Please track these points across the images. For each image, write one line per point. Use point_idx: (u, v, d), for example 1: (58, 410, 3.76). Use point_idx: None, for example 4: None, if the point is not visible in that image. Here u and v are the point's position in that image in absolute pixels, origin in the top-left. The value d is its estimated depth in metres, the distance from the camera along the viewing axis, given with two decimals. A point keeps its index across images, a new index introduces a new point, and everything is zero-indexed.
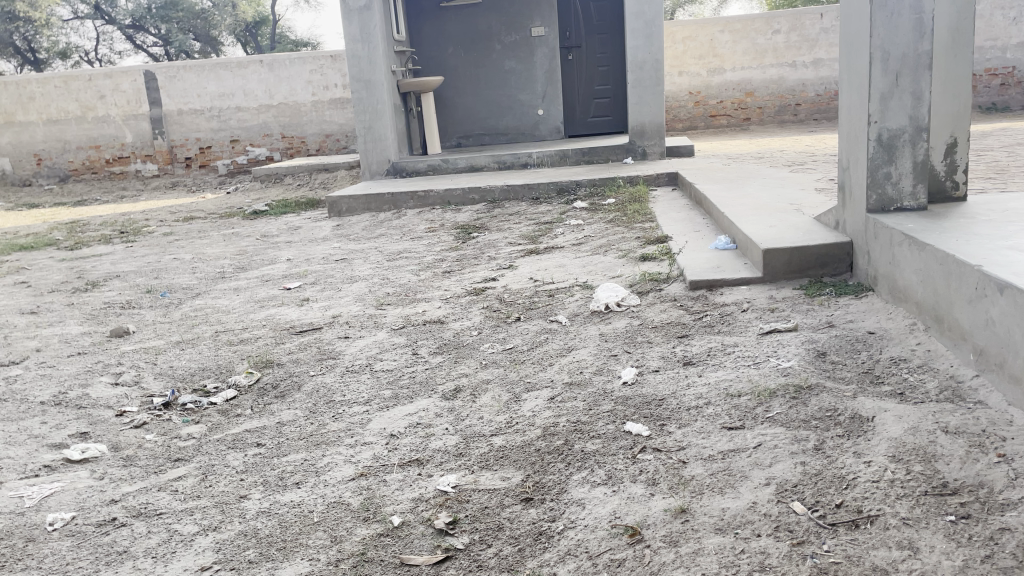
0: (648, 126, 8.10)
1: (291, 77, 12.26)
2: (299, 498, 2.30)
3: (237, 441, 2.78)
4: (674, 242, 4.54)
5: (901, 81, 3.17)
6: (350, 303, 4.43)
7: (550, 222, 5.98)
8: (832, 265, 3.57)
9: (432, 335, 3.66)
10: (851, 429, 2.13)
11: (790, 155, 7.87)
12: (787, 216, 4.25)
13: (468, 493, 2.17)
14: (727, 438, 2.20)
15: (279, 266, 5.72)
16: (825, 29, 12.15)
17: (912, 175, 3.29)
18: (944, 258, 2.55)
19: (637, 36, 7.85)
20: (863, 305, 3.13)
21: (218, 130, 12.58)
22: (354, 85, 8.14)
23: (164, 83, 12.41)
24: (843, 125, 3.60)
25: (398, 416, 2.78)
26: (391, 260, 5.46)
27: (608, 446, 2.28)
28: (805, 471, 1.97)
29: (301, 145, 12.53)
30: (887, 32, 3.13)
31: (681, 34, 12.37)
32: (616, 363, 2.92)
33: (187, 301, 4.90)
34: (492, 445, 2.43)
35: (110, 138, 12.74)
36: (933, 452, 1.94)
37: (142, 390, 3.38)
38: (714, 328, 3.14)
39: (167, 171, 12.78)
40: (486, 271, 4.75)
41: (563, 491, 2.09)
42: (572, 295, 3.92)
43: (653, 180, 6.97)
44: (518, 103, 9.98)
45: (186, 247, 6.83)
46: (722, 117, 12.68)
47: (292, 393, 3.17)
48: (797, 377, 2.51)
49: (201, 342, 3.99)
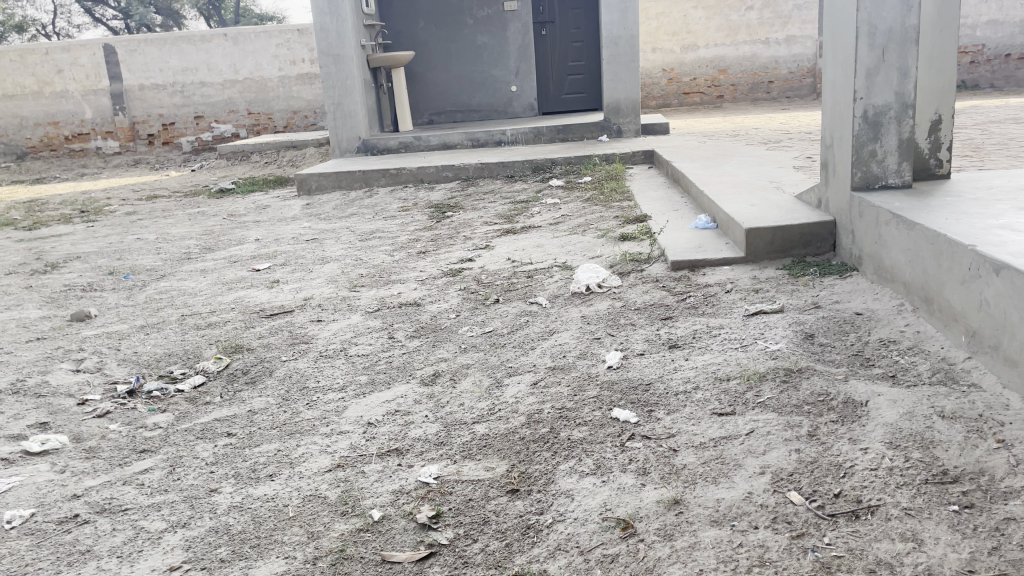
0: (623, 104, 8.01)
1: (256, 52, 11.95)
2: (273, 491, 2.20)
3: (206, 430, 2.67)
4: (653, 221, 4.46)
5: (887, 56, 3.10)
6: (321, 284, 4.30)
7: (526, 201, 5.87)
8: (815, 244, 3.52)
9: (408, 318, 3.56)
10: (845, 415, 2.08)
11: (766, 132, 7.84)
12: (768, 195, 4.19)
13: (451, 485, 2.08)
14: (718, 424, 2.14)
15: (247, 246, 5.55)
16: (798, 5, 12.11)
17: (897, 153, 3.24)
18: (935, 237, 2.49)
19: (611, 11, 7.71)
20: (848, 285, 3.09)
21: (181, 106, 12.25)
22: (322, 59, 7.91)
23: (124, 57, 12.04)
24: (827, 101, 3.53)
25: (375, 403, 2.68)
26: (363, 239, 5.34)
27: (595, 434, 2.20)
28: (800, 459, 1.90)
29: (268, 122, 12.25)
30: (875, 5, 3.05)
31: (655, 10, 12.29)
32: (600, 346, 2.85)
33: (151, 283, 4.73)
34: (474, 434, 2.35)
35: (68, 114, 12.35)
36: (931, 439, 1.89)
37: (105, 377, 3.24)
38: (698, 310, 3.08)
39: (129, 148, 12.42)
40: (461, 251, 4.64)
41: (550, 482, 2.01)
42: (551, 276, 3.83)
43: (629, 158, 6.89)
44: (491, 79, 9.84)
45: (150, 227, 6.62)
46: (695, 94, 12.62)
47: (263, 379, 3.06)
48: (787, 360, 2.45)
49: (166, 327, 3.84)
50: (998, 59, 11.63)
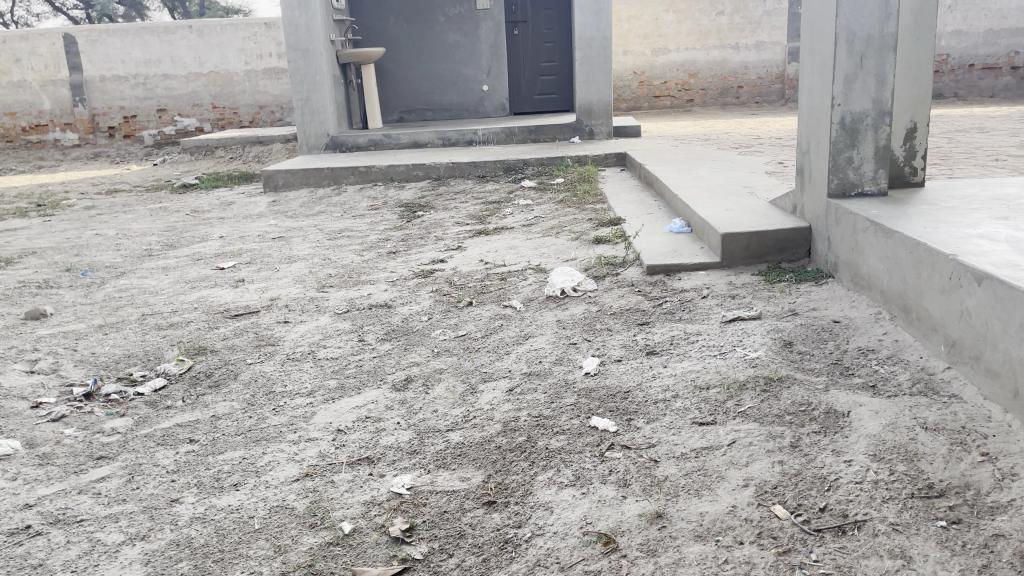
0: (596, 105, 7.98)
1: (222, 45, 11.74)
2: (237, 502, 2.11)
3: (167, 436, 2.56)
4: (628, 225, 4.43)
5: (865, 62, 3.09)
6: (289, 284, 4.19)
7: (498, 201, 5.81)
8: (790, 251, 3.51)
9: (378, 320, 3.47)
10: (827, 426, 2.04)
11: (737, 137, 7.86)
12: (742, 200, 4.17)
13: (425, 496, 2.01)
14: (699, 435, 2.09)
15: (211, 244, 5.41)
16: (768, 11, 12.21)
17: (874, 160, 3.23)
18: (914, 246, 2.47)
19: (585, 12, 7.68)
20: (825, 292, 3.07)
21: (143, 98, 11.97)
22: (290, 54, 7.76)
23: (85, 48, 11.73)
24: (803, 107, 3.52)
25: (345, 409, 2.60)
26: (332, 238, 5.23)
27: (573, 443, 2.15)
28: (784, 471, 1.86)
29: (233, 117, 12.04)
30: (854, 11, 3.04)
31: (627, 13, 12.29)
32: (576, 352, 2.79)
33: (111, 281, 4.58)
34: (448, 442, 2.27)
35: (26, 104, 12.00)
36: (915, 451, 1.87)
37: (61, 379, 3.11)
38: (675, 315, 3.04)
39: (89, 141, 12.10)
40: (432, 252, 4.56)
41: (528, 494, 1.95)
42: (525, 279, 3.78)
43: (601, 160, 6.87)
44: (462, 78, 9.76)
45: (110, 222, 6.43)
46: (665, 98, 12.67)
47: (227, 383, 2.96)
48: (767, 369, 2.42)
49: (126, 326, 3.71)
50: (961, 69, 11.84)
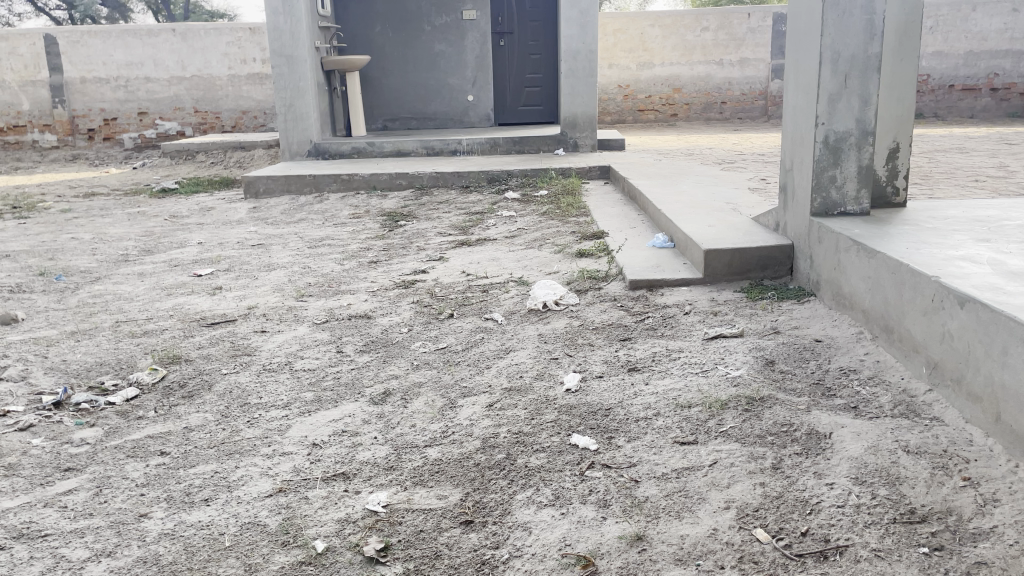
0: (581, 118, 7.99)
1: (205, 49, 11.67)
2: (207, 518, 2.05)
3: (137, 449, 2.50)
4: (611, 238, 4.42)
5: (849, 82, 3.11)
6: (267, 293, 4.13)
7: (481, 212, 5.79)
8: (772, 268, 3.51)
9: (357, 331, 3.42)
10: (809, 447, 2.03)
11: (720, 152, 7.89)
12: (725, 215, 4.18)
13: (401, 514, 1.97)
14: (680, 454, 2.07)
15: (189, 250, 5.34)
16: (752, 28, 12.28)
17: (857, 179, 3.24)
18: (896, 267, 2.46)
19: (571, 25, 7.70)
20: (807, 310, 3.07)
21: (124, 101, 11.84)
22: (274, 59, 7.72)
23: (65, 49, 11.60)
24: (788, 125, 3.53)
25: (321, 423, 2.55)
26: (312, 246, 5.18)
27: (553, 461, 2.11)
28: (765, 494, 1.84)
29: (215, 121, 11.95)
30: (839, 32, 3.05)
31: (612, 26, 12.33)
32: (557, 367, 2.76)
33: (85, 286, 4.50)
34: (426, 459, 2.24)
35: (4, 104, 11.84)
36: (897, 475, 1.86)
37: (30, 387, 3.03)
38: (657, 332, 3.02)
39: (67, 142, 11.95)
40: (414, 262, 4.52)
41: (507, 513, 1.91)
42: (507, 292, 3.75)
43: (585, 173, 6.87)
44: (447, 87, 9.74)
45: (86, 226, 6.33)
46: (650, 112, 12.73)
47: (201, 394, 2.90)
48: (749, 388, 2.40)
49: (98, 334, 3.63)
50: (942, 89, 11.99)
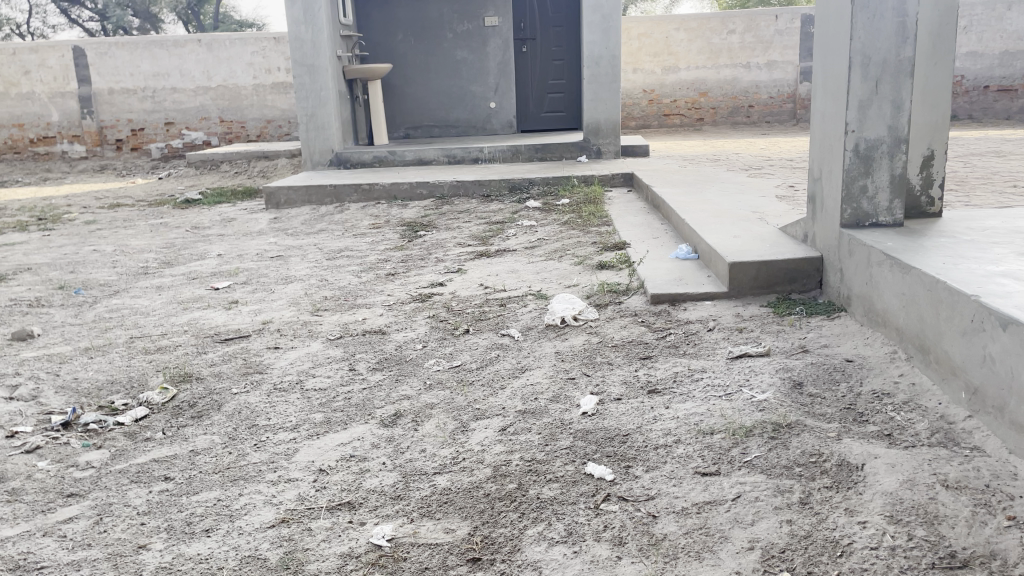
0: (604, 125, 7.88)
1: (231, 59, 11.73)
2: (207, 551, 1.97)
3: (141, 473, 2.43)
4: (632, 249, 4.30)
5: (881, 87, 2.97)
6: (283, 307, 4.07)
7: (501, 222, 5.70)
8: (800, 281, 3.37)
9: (371, 348, 3.35)
10: (840, 480, 1.91)
11: (746, 158, 7.73)
12: (752, 225, 4.05)
13: (406, 549, 1.88)
14: (702, 486, 1.96)
15: (208, 262, 5.31)
16: (779, 31, 12.09)
17: (889, 189, 3.10)
18: (932, 284, 2.32)
19: (594, 30, 7.60)
20: (837, 327, 2.93)
21: (151, 111, 11.94)
22: (296, 69, 7.71)
23: (94, 60, 11.73)
24: (816, 132, 3.39)
25: (329, 447, 2.47)
26: (331, 258, 5.12)
27: (566, 493, 2.01)
28: (793, 533, 1.73)
29: (241, 130, 12.00)
30: (869, 35, 2.91)
31: (637, 31, 12.21)
32: (574, 389, 2.65)
33: (103, 300, 4.48)
34: (435, 488, 2.14)
35: (34, 116, 11.99)
36: (935, 513, 1.73)
37: (40, 407, 2.99)
38: (679, 350, 2.90)
39: (96, 153, 12.08)
40: (432, 274, 4.44)
41: (517, 551, 1.81)
42: (525, 306, 3.65)
43: (608, 180, 6.75)
44: (469, 94, 9.68)
45: (109, 238, 6.34)
46: (675, 116, 12.57)
47: (211, 414, 2.83)
48: (776, 413, 2.27)
49: (112, 350, 3.59)
50: (976, 91, 11.70)
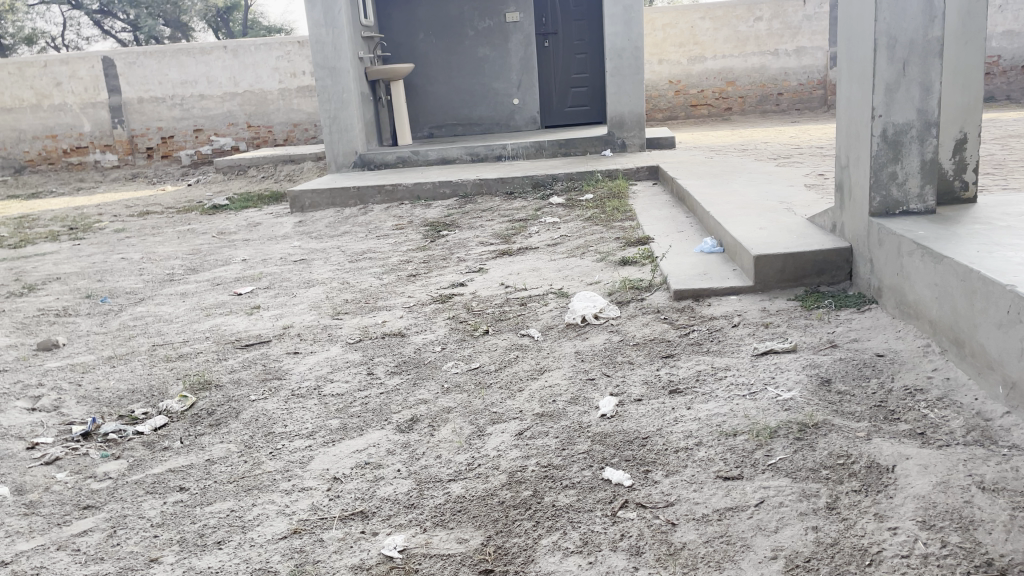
0: (628, 117, 7.77)
1: (256, 64, 11.77)
2: (218, 564, 1.94)
3: (157, 484, 2.42)
4: (656, 244, 4.21)
5: (909, 70, 2.85)
6: (303, 311, 4.05)
7: (525, 219, 5.64)
8: (829, 273, 3.25)
9: (390, 351, 3.30)
10: (869, 483, 1.82)
11: (775, 147, 7.58)
12: (779, 216, 3.93)
13: (418, 561, 1.82)
14: (723, 491, 1.88)
15: (232, 267, 5.32)
16: (807, 16, 11.86)
17: (920, 175, 2.98)
18: (965, 274, 2.22)
19: (615, 22, 7.49)
20: (867, 320, 2.82)
21: (180, 119, 12.08)
22: (318, 72, 7.72)
23: (123, 70, 11.90)
24: (842, 119, 3.27)
25: (344, 455, 2.43)
26: (353, 260, 5.10)
27: (582, 500, 1.94)
28: (818, 540, 1.65)
29: (268, 135, 12.07)
30: (895, 16, 2.79)
31: (661, 21, 12.06)
32: (593, 391, 2.58)
33: (128, 308, 4.51)
34: (449, 495, 2.09)
35: (66, 127, 12.21)
36: (971, 518, 1.64)
37: (61, 417, 3.00)
38: (703, 347, 2.82)
39: (127, 161, 12.26)
40: (453, 275, 4.39)
41: (530, 561, 1.75)
42: (546, 305, 3.58)
43: (632, 174, 6.65)
44: (493, 91, 9.62)
45: (137, 245, 6.40)
46: (703, 107, 12.39)
47: (228, 422, 2.81)
48: (803, 413, 2.18)
49: (135, 358, 3.60)
50: (1014, 70, 11.35)
